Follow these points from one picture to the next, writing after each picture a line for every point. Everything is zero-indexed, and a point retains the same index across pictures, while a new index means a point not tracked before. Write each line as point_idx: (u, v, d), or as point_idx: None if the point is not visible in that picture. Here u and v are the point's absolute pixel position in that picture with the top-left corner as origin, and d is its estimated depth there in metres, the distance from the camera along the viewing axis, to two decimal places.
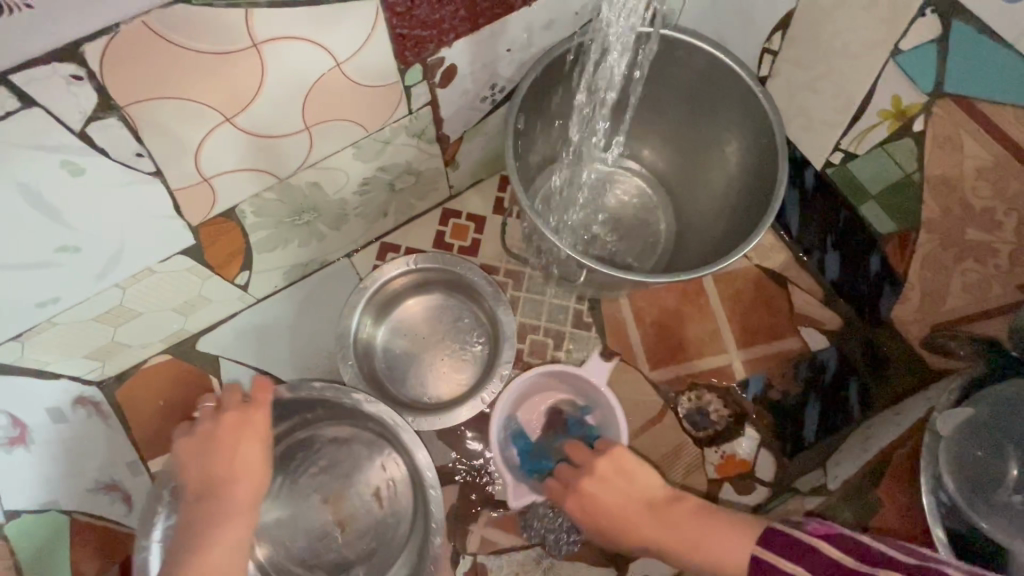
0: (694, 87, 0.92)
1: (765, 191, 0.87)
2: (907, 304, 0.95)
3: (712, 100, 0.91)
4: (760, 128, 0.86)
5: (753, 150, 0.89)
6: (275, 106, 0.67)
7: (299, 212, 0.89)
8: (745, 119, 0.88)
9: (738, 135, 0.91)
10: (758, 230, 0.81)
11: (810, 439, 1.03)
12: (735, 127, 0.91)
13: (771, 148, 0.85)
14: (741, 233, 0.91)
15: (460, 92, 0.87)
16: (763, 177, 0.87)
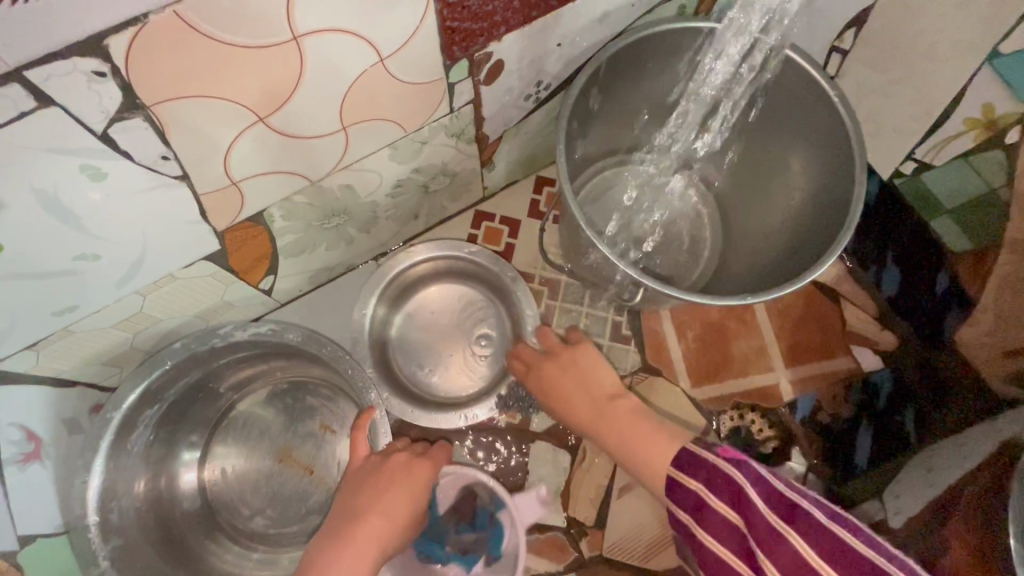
0: (775, 101, 0.84)
1: (833, 215, 0.80)
2: (976, 325, 0.88)
3: (789, 115, 0.84)
4: (837, 146, 0.79)
5: (824, 169, 0.82)
6: (313, 105, 0.61)
7: (329, 215, 0.84)
8: (821, 136, 0.81)
9: (810, 154, 0.84)
10: (825, 259, 0.74)
11: (863, 466, 0.96)
12: (809, 145, 0.83)
13: (846, 168, 0.78)
14: (799, 258, 0.84)
15: (505, 90, 0.80)
16: (832, 199, 0.81)
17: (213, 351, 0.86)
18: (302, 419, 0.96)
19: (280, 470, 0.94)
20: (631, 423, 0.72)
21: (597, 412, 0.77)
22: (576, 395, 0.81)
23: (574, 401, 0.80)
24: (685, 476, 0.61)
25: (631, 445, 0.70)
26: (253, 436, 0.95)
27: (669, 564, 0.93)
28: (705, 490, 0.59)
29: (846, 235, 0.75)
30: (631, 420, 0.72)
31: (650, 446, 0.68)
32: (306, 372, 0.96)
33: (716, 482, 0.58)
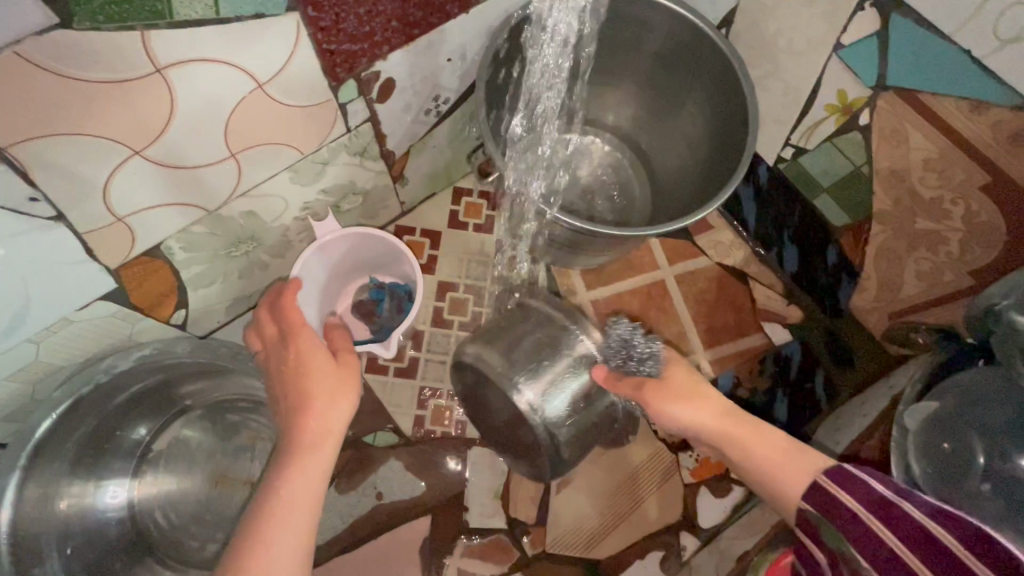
0: (657, 48, 0.88)
1: (729, 146, 0.85)
2: (864, 294, 0.96)
3: (680, 63, 0.87)
4: (726, 83, 0.83)
5: (719, 105, 0.86)
6: (193, 134, 0.61)
7: (235, 242, 0.83)
8: (710, 77, 0.85)
9: (699, 93, 0.88)
10: (729, 185, 0.79)
11: (782, 433, 1.03)
12: (697, 84, 0.88)
13: (736, 100, 0.82)
14: (711, 189, 0.88)
15: (402, 106, 0.81)
16: (731, 130, 0.85)
17: (119, 382, 0.80)
18: (235, 437, 0.91)
19: (215, 496, 0.89)
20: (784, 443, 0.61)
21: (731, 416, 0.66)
22: (710, 415, 0.67)
23: (691, 418, 0.67)
24: (836, 492, 0.53)
25: (772, 461, 0.60)
26: (182, 466, 0.89)
27: (611, 551, 0.95)
28: (835, 489, 0.53)
29: (750, 156, 0.79)
30: (756, 429, 0.64)
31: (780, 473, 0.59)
32: (230, 390, 0.90)
33: (855, 498, 0.51)
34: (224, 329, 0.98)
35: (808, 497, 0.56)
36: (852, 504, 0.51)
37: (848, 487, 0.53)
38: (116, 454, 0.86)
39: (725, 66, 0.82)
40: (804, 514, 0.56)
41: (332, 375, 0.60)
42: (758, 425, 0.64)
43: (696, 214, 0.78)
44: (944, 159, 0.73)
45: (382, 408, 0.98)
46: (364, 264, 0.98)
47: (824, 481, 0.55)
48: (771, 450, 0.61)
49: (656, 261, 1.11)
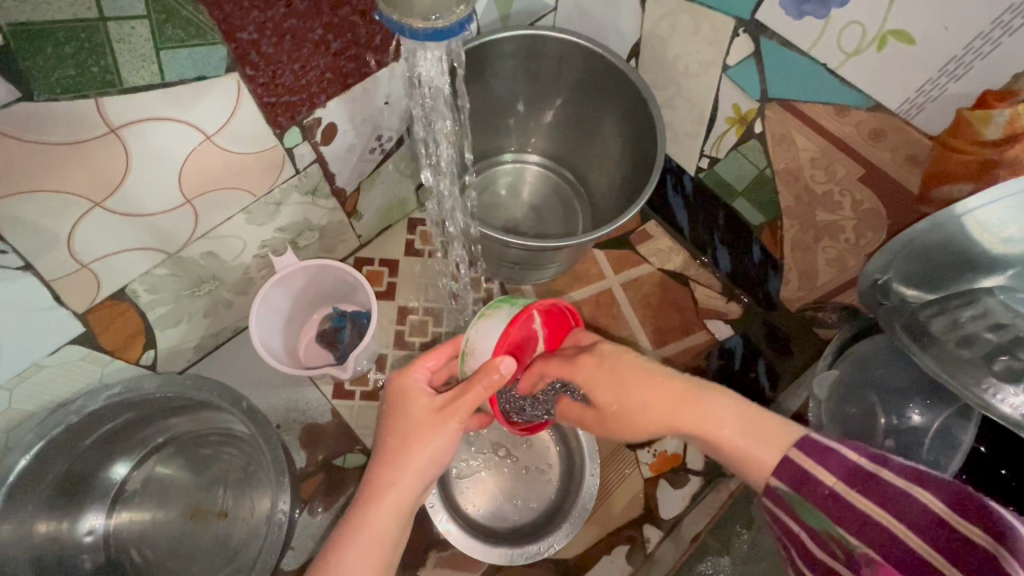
0: (573, 78, 0.98)
1: (643, 158, 0.94)
2: (789, 284, 1.05)
3: (595, 89, 0.97)
4: (635, 104, 0.93)
5: (632, 123, 0.95)
6: (149, 184, 0.68)
7: (198, 283, 0.88)
8: (623, 98, 0.94)
9: (614, 114, 0.98)
10: (644, 193, 0.88)
11: None
12: (610, 106, 0.98)
13: (645, 116, 0.92)
14: (634, 196, 0.97)
15: (346, 147, 0.89)
16: (643, 142, 0.94)
17: (90, 423, 0.84)
18: (207, 470, 0.95)
19: (189, 529, 0.92)
20: (734, 412, 0.59)
21: (674, 410, 0.62)
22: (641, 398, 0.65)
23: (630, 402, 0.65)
24: (800, 486, 0.54)
25: (735, 443, 0.58)
26: (155, 502, 0.92)
27: (578, 549, 0.99)
28: (811, 464, 0.54)
29: (660, 163, 0.88)
30: (697, 405, 0.61)
31: (752, 452, 0.57)
32: (205, 422, 0.95)
33: (817, 495, 0.53)
34: (193, 368, 1.03)
35: (778, 472, 0.56)
36: (817, 497, 0.53)
37: (804, 489, 0.54)
38: (91, 494, 0.89)
39: (632, 88, 0.91)
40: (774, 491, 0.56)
41: (430, 417, 0.65)
42: (696, 398, 0.62)
43: (618, 223, 0.87)
44: (827, 158, 0.82)
45: (351, 431, 1.03)
46: (325, 296, 1.04)
47: (799, 458, 0.55)
48: (720, 428, 0.59)
49: (602, 271, 1.19)
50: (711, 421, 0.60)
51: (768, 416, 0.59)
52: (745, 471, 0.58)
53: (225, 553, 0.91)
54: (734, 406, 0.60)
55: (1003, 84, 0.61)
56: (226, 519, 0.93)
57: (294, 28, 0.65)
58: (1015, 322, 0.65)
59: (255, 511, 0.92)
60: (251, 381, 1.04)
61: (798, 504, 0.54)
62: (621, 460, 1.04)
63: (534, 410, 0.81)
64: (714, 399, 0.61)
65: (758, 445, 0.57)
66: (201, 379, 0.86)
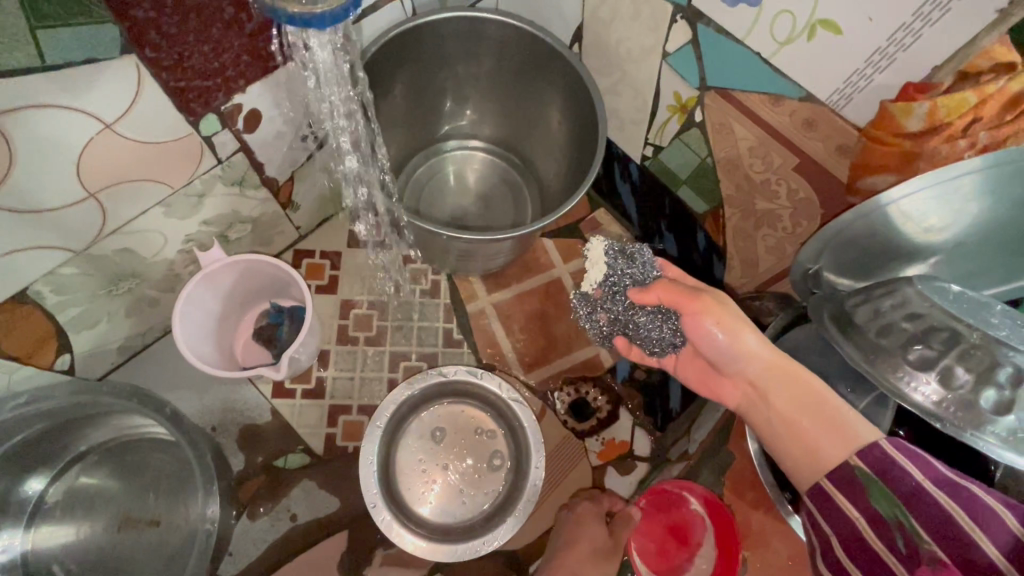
0: (515, 62, 0.95)
1: (587, 147, 0.93)
2: (733, 271, 1.06)
3: (538, 75, 0.95)
4: (578, 88, 0.91)
5: (577, 108, 0.93)
6: (41, 177, 0.62)
7: (115, 281, 0.83)
8: (565, 84, 0.92)
9: (558, 101, 0.96)
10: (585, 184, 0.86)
11: (677, 409, 1.09)
12: (554, 93, 0.95)
13: (587, 104, 0.90)
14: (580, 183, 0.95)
15: (273, 134, 0.84)
16: (587, 128, 0.92)
17: None
18: (138, 476, 0.90)
19: (117, 540, 0.87)
20: (821, 404, 0.62)
21: (782, 378, 0.66)
22: (755, 365, 0.68)
23: (745, 366, 0.69)
24: (898, 458, 0.53)
25: (816, 438, 0.60)
26: (80, 513, 0.87)
27: (528, 538, 0.99)
28: (905, 458, 0.53)
29: (602, 149, 0.86)
30: (817, 399, 0.63)
31: (817, 447, 0.60)
32: (130, 427, 0.90)
33: (919, 468, 0.52)
34: (119, 370, 0.97)
35: (860, 455, 0.56)
36: (915, 471, 0.52)
37: (914, 459, 0.53)
38: (6, 509, 0.83)
39: (574, 72, 0.89)
40: (845, 471, 0.56)
41: None
42: (793, 368, 0.66)
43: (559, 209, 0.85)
44: (764, 147, 0.83)
45: (291, 431, 0.99)
46: (259, 291, 1.00)
47: (889, 449, 0.54)
48: (807, 425, 0.62)
49: (551, 261, 1.18)
50: (804, 411, 0.63)
51: (846, 413, 0.60)
52: (798, 468, 0.61)
53: (158, 561, 0.87)
54: (816, 402, 0.63)
55: (924, 76, 0.62)
56: (159, 526, 0.89)
57: (198, 5, 0.59)
58: (932, 312, 0.64)
59: (192, 515, 0.89)
60: (182, 382, 0.98)
61: (871, 486, 0.54)
62: (568, 448, 1.07)
63: (625, 276, 0.80)
64: (804, 378, 0.65)
65: (823, 438, 0.60)
66: (118, 386, 0.80)
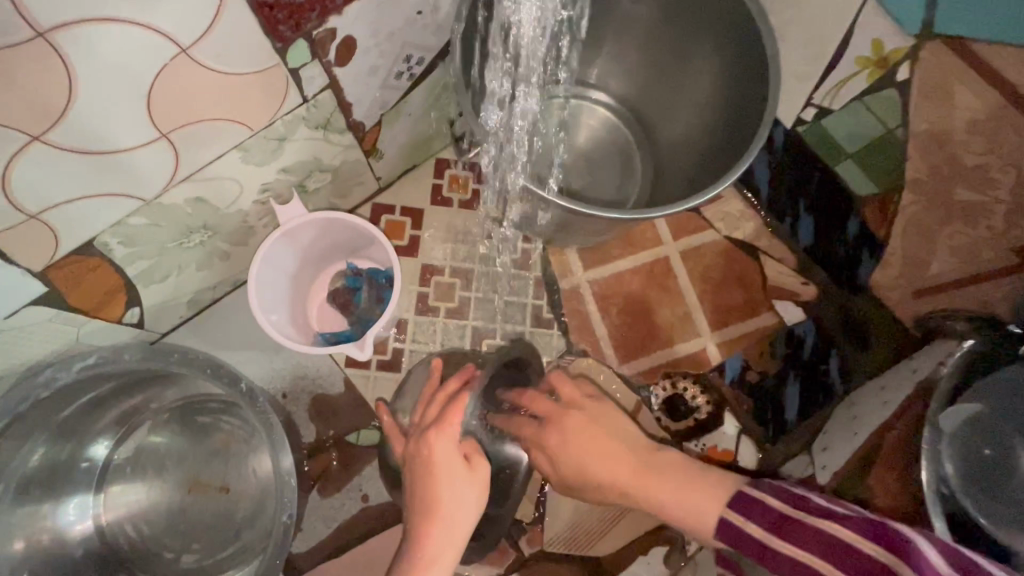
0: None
1: (745, 113, 0.75)
2: (887, 270, 0.90)
3: (697, 14, 0.76)
4: (750, 38, 0.72)
5: (735, 70, 0.76)
6: (106, 111, 0.51)
7: (187, 233, 0.73)
8: (732, 30, 0.73)
9: (714, 52, 0.77)
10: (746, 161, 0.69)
11: (793, 421, 0.96)
12: (711, 41, 0.77)
13: (761, 57, 0.71)
14: (721, 164, 0.79)
15: (367, 70, 0.70)
16: (745, 97, 0.75)
17: (66, 395, 0.72)
18: (207, 440, 0.85)
19: (187, 506, 0.83)
20: (673, 466, 0.64)
21: (635, 470, 0.65)
22: (604, 471, 0.67)
23: (597, 473, 0.68)
24: (756, 494, 0.56)
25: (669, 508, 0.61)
26: (150, 473, 0.82)
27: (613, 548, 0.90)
28: (761, 494, 0.56)
29: (768, 123, 0.69)
30: (646, 472, 0.64)
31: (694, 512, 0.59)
32: (199, 390, 0.83)
33: (774, 495, 0.55)
34: (188, 325, 0.90)
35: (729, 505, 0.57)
36: (775, 498, 0.55)
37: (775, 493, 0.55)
38: (73, 476, 0.78)
39: (745, 24, 0.72)
40: (723, 523, 0.56)
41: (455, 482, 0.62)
42: (656, 453, 0.66)
43: (704, 194, 0.69)
44: (992, 118, 0.72)
45: (365, 405, 0.91)
46: (336, 249, 0.89)
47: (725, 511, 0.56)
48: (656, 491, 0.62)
49: (658, 237, 1.03)
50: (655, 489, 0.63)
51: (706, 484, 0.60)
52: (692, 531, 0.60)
53: (228, 530, 0.83)
54: (686, 469, 0.63)
55: None
56: (231, 494, 0.84)
57: None
58: None
59: (264, 486, 0.83)
60: (253, 343, 0.91)
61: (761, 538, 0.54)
62: None
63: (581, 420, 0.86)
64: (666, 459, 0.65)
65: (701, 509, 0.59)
66: (189, 352, 0.70)
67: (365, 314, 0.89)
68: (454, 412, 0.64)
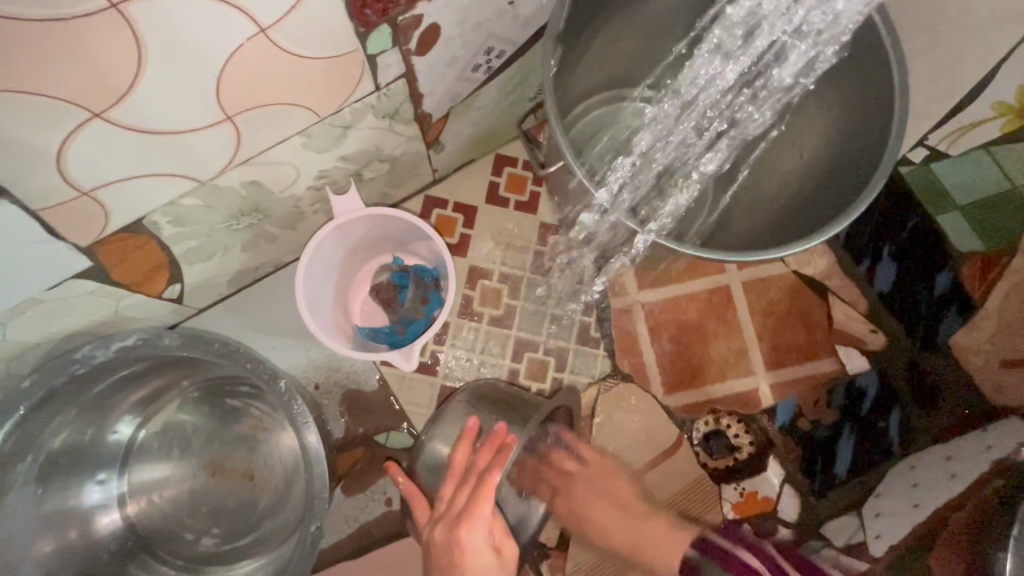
0: None
1: (855, 178, 0.69)
2: (976, 332, 0.81)
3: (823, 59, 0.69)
4: (878, 100, 0.65)
5: (850, 113, 0.69)
6: (175, 91, 0.46)
7: (237, 215, 0.69)
8: (861, 87, 0.67)
9: (831, 106, 0.71)
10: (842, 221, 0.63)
11: (841, 476, 0.90)
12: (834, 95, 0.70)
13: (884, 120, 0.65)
14: (817, 215, 0.73)
15: (446, 60, 0.64)
16: (858, 146, 0.68)
17: (101, 371, 0.69)
18: (235, 425, 0.82)
19: (211, 490, 0.81)
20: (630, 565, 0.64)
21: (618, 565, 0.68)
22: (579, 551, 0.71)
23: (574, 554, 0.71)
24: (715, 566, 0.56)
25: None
26: (176, 451, 0.80)
27: None
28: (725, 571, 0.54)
29: (882, 180, 0.63)
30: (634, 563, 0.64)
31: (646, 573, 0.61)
32: (231, 373, 0.80)
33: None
34: (226, 303, 0.87)
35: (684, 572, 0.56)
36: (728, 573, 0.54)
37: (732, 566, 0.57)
38: (98, 455, 0.75)
39: (875, 65, 0.64)
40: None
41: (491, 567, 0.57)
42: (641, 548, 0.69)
43: (796, 246, 0.63)
44: None
45: (397, 406, 0.88)
46: (385, 242, 0.85)
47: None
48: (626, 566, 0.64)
49: (722, 263, 0.96)
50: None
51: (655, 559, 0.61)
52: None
53: (250, 518, 0.81)
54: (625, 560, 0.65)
55: None
56: (255, 482, 0.82)
57: None
58: None
59: (292, 479, 0.81)
60: (290, 328, 0.88)
61: None
62: (704, 490, 0.92)
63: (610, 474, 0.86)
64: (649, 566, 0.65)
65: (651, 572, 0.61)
66: (231, 344, 0.67)
67: (409, 312, 0.85)
68: (483, 503, 0.59)
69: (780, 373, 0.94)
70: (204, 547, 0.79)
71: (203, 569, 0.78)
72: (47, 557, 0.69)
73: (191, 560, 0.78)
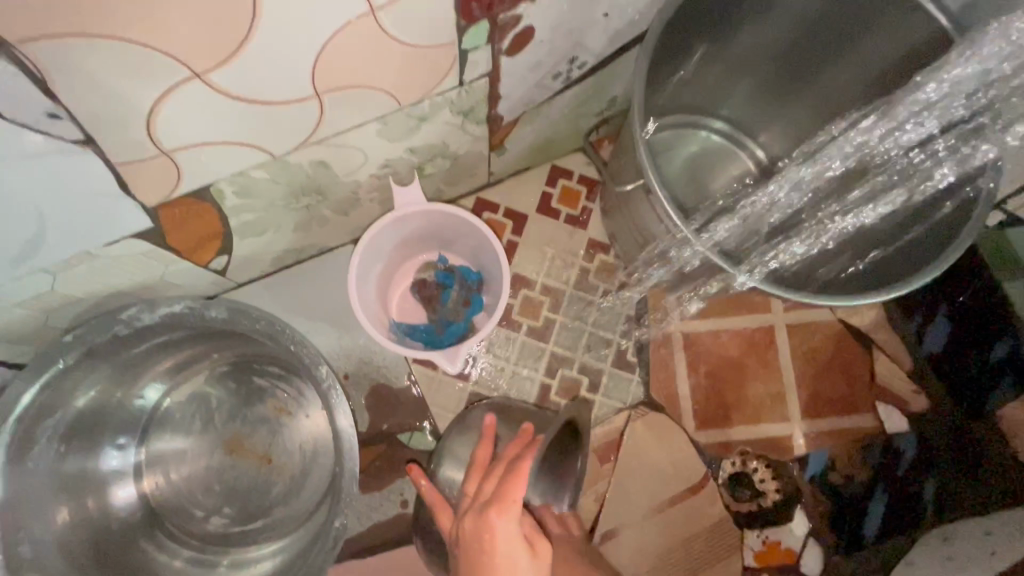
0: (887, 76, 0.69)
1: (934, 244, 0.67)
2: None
3: None
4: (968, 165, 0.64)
5: None
6: (272, 60, 0.45)
7: (297, 194, 0.68)
8: None
9: None
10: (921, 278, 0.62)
11: (870, 538, 0.87)
12: None
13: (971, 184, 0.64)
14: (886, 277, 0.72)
15: (530, 64, 0.63)
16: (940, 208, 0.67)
17: (141, 335, 0.67)
18: (258, 404, 0.80)
19: (228, 468, 0.79)
20: None
21: None
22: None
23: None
24: None
25: None
26: (198, 425, 0.79)
27: None
28: None
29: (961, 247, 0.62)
30: None
31: None
32: (262, 352, 0.79)
33: None
34: (266, 281, 0.86)
35: None
36: None
37: None
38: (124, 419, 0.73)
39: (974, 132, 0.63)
40: None
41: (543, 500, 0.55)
42: None
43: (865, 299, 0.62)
44: None
45: (424, 406, 0.86)
46: (434, 239, 0.83)
47: None
48: None
49: (768, 303, 0.94)
50: None
51: None
52: None
53: (263, 502, 0.79)
54: None
55: None
56: (275, 466, 0.80)
57: None
58: None
59: (312, 467, 0.80)
60: (326, 314, 0.87)
61: None
62: (725, 534, 0.89)
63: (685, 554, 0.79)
64: None
65: None
66: (277, 324, 0.65)
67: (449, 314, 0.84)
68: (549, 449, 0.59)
69: (818, 421, 0.91)
70: (214, 526, 0.77)
71: (212, 548, 0.75)
72: (62, 517, 0.67)
73: (203, 539, 0.76)
